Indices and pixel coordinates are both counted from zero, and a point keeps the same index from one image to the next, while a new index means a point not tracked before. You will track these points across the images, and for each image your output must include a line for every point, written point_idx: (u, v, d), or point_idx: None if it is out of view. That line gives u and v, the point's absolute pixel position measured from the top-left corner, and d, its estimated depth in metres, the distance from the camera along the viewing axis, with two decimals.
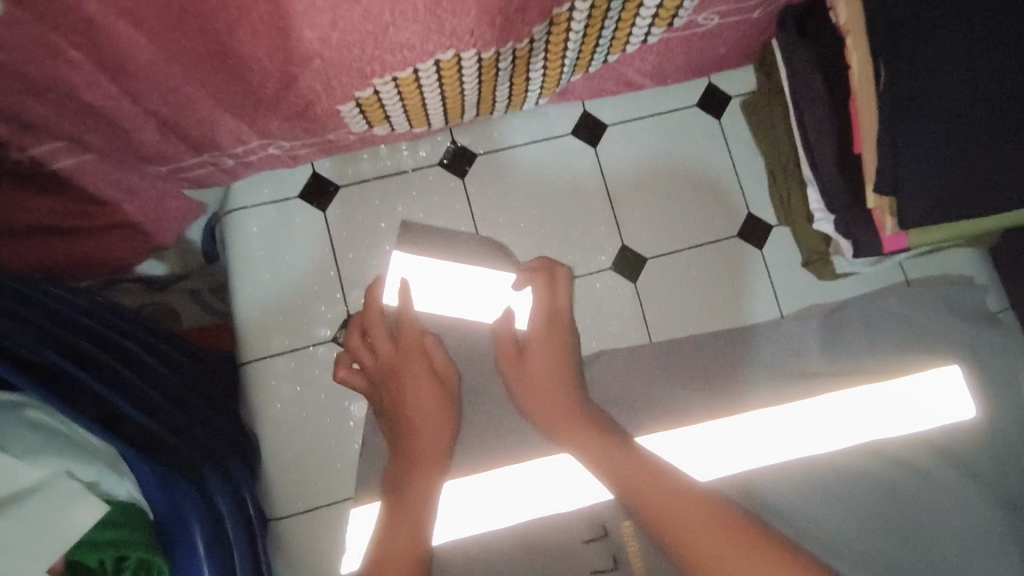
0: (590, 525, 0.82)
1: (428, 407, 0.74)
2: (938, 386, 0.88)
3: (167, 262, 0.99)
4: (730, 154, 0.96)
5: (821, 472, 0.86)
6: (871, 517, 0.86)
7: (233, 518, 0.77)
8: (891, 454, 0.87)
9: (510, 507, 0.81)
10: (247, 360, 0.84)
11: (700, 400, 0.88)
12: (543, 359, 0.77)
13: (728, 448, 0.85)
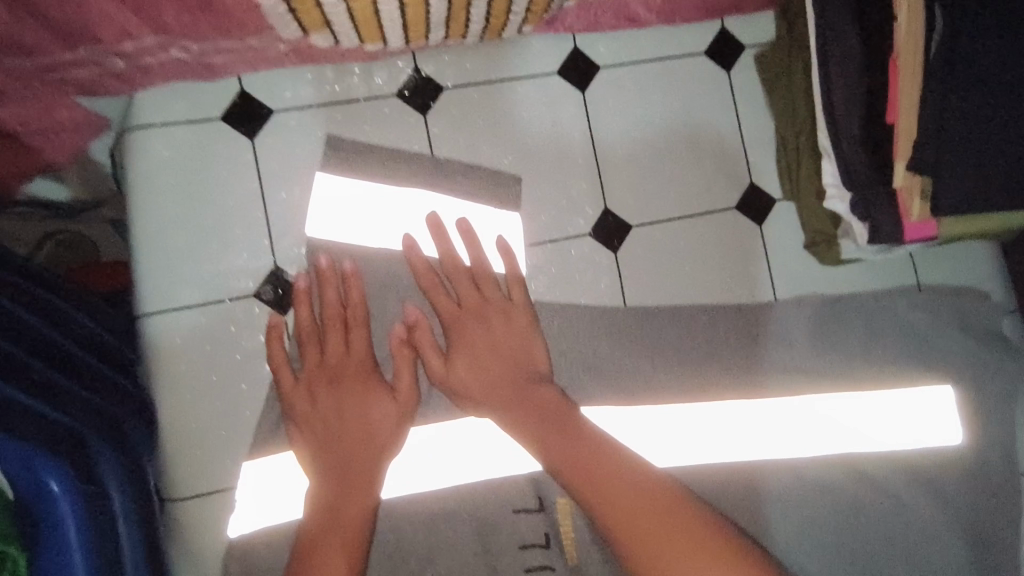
0: (524, 495, 0.70)
1: (365, 374, 0.67)
2: (926, 407, 0.80)
3: (71, 189, 0.83)
4: (737, 114, 0.84)
5: (791, 474, 0.77)
6: (846, 531, 0.76)
7: (123, 499, 0.64)
8: (873, 461, 0.77)
9: (436, 466, 0.70)
10: (148, 313, 0.70)
11: (662, 367, 0.77)
12: (500, 336, 0.68)
13: (680, 427, 0.76)
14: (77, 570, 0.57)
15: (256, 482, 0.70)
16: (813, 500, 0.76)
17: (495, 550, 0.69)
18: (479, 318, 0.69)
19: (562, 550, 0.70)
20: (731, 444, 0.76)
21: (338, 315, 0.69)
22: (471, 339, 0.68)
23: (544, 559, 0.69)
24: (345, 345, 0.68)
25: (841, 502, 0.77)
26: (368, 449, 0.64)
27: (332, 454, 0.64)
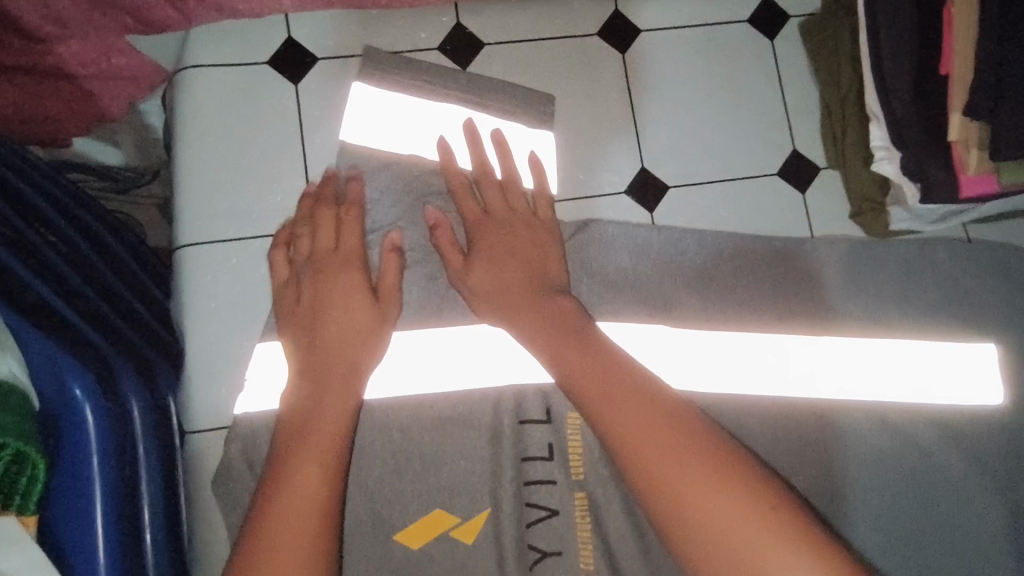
0: (533, 405, 0.72)
1: (354, 275, 0.65)
2: (963, 364, 0.77)
3: (123, 152, 0.86)
4: (780, 82, 0.82)
5: (811, 428, 0.74)
6: (866, 489, 0.74)
7: (144, 425, 0.65)
8: (896, 423, 0.75)
9: (451, 371, 0.72)
10: (184, 244, 0.71)
11: (695, 294, 0.75)
12: (524, 242, 0.67)
13: (702, 353, 0.74)
14: (94, 489, 0.59)
15: (279, 361, 0.68)
16: (831, 458, 0.74)
17: (500, 466, 0.71)
18: (502, 224, 0.68)
19: (568, 465, 0.71)
20: (747, 378, 0.74)
21: (332, 218, 0.67)
22: (491, 243, 0.67)
23: (547, 472, 0.71)
24: (337, 245, 0.66)
25: (859, 462, 0.74)
26: (354, 348, 0.61)
27: (318, 354, 0.60)
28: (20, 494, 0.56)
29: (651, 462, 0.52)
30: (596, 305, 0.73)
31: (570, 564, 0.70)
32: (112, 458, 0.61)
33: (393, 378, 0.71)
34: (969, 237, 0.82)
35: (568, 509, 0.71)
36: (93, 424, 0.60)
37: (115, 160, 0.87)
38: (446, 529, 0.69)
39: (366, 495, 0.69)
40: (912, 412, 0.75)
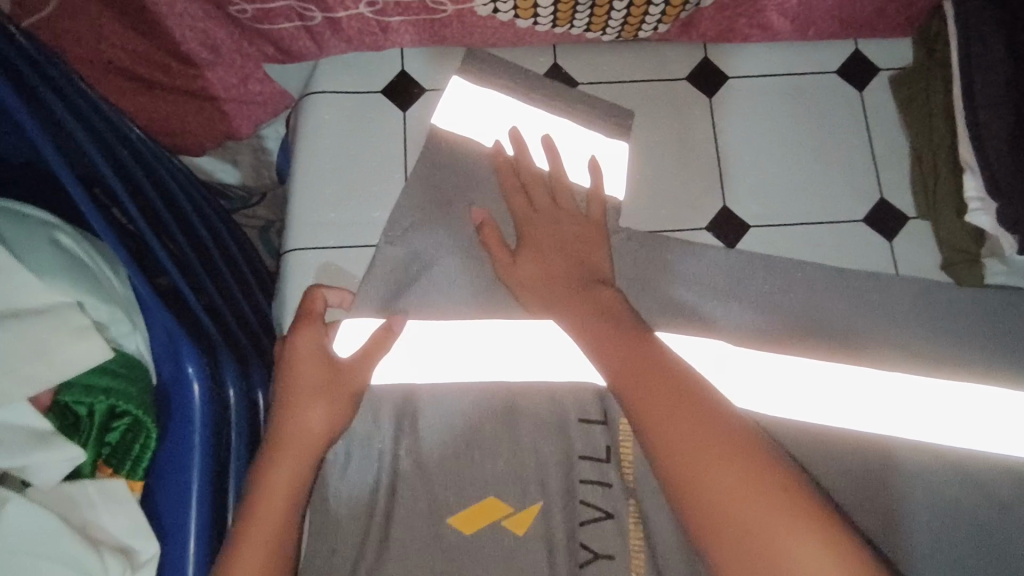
0: (591, 405, 0.73)
1: (308, 363, 0.64)
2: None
3: (240, 171, 0.94)
4: (868, 131, 0.83)
5: (890, 471, 0.71)
6: (942, 546, 0.70)
7: (239, 414, 0.69)
8: (977, 477, 0.71)
9: (520, 377, 0.73)
10: (292, 249, 0.77)
11: (769, 328, 0.75)
12: (566, 239, 0.70)
13: (779, 382, 0.72)
14: (194, 467, 0.63)
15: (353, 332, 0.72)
16: (910, 505, 0.71)
17: (556, 472, 0.71)
18: (552, 222, 0.71)
19: (621, 467, 0.72)
20: (815, 400, 0.72)
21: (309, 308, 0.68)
22: (540, 239, 0.70)
23: (601, 474, 0.72)
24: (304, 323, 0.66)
25: (937, 514, 0.71)
26: (293, 439, 0.62)
27: (272, 430, 0.62)
28: (131, 462, 0.62)
29: (691, 470, 0.52)
30: (664, 326, 0.75)
31: (620, 569, 0.69)
32: (212, 449, 0.64)
33: (461, 363, 0.73)
34: None
35: (623, 513, 0.71)
36: (199, 411, 0.63)
37: (233, 179, 0.94)
38: (499, 519, 0.70)
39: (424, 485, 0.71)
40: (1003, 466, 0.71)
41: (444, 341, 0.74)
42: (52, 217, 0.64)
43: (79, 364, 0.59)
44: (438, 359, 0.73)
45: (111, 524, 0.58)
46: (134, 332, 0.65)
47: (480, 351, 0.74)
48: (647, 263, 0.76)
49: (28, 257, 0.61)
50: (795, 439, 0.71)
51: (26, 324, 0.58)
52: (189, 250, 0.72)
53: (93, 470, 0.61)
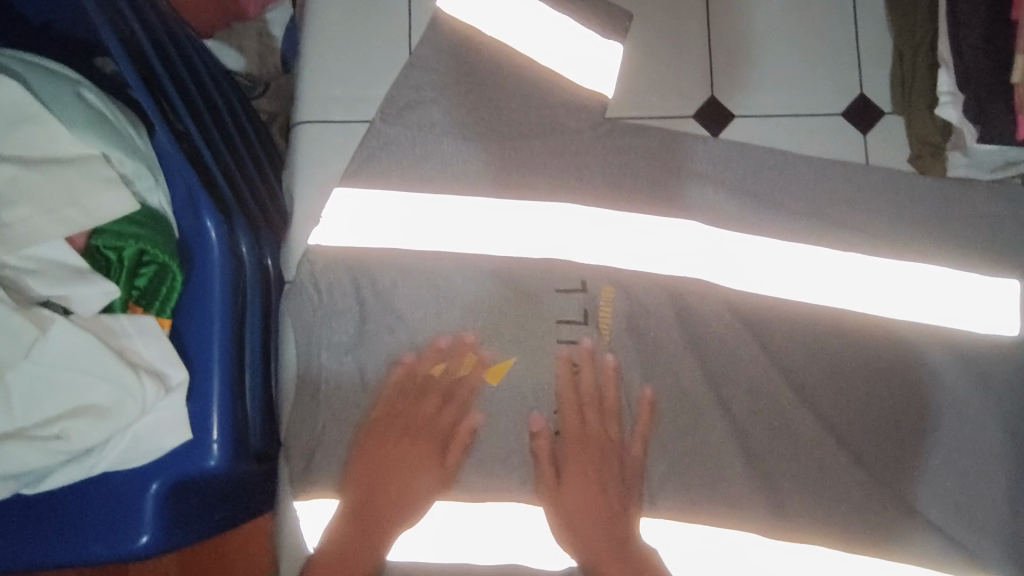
0: (569, 278, 0.79)
1: (414, 458, 0.76)
2: (991, 292, 0.79)
3: (243, 58, 0.92)
4: (856, 26, 0.86)
5: (840, 342, 0.79)
6: (873, 405, 0.78)
7: (252, 271, 0.76)
8: (915, 347, 0.78)
9: (509, 248, 0.79)
10: (301, 121, 0.82)
11: (741, 207, 0.81)
12: (593, 448, 0.77)
13: (741, 257, 0.80)
14: (213, 309, 0.70)
15: (348, 206, 0.79)
16: (853, 372, 0.79)
17: (534, 334, 0.78)
18: (590, 448, 0.77)
19: (599, 329, 0.79)
20: (771, 278, 0.80)
21: (452, 367, 0.77)
22: (582, 467, 0.76)
23: (579, 334, 0.78)
24: (438, 424, 0.76)
25: (873, 378, 0.79)
26: (397, 508, 0.74)
27: (373, 512, 0.74)
28: (160, 301, 0.69)
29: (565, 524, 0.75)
30: (645, 205, 0.81)
31: (590, 418, 0.77)
32: (229, 297, 0.71)
33: (453, 232, 0.79)
34: None
35: (596, 368, 0.78)
36: (216, 263, 0.70)
37: (235, 66, 0.92)
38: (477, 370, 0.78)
39: (413, 331, 0.79)
40: (942, 334, 0.78)
41: (436, 216, 0.79)
42: (79, 76, 0.69)
43: (107, 211, 0.64)
44: (428, 233, 0.79)
45: (144, 351, 0.66)
46: (156, 187, 0.70)
47: (470, 225, 0.79)
48: (632, 147, 0.81)
49: (57, 110, 0.66)
50: (754, 312, 0.79)
51: (57, 171, 0.63)
52: (206, 115, 0.76)
53: (125, 307, 0.67)
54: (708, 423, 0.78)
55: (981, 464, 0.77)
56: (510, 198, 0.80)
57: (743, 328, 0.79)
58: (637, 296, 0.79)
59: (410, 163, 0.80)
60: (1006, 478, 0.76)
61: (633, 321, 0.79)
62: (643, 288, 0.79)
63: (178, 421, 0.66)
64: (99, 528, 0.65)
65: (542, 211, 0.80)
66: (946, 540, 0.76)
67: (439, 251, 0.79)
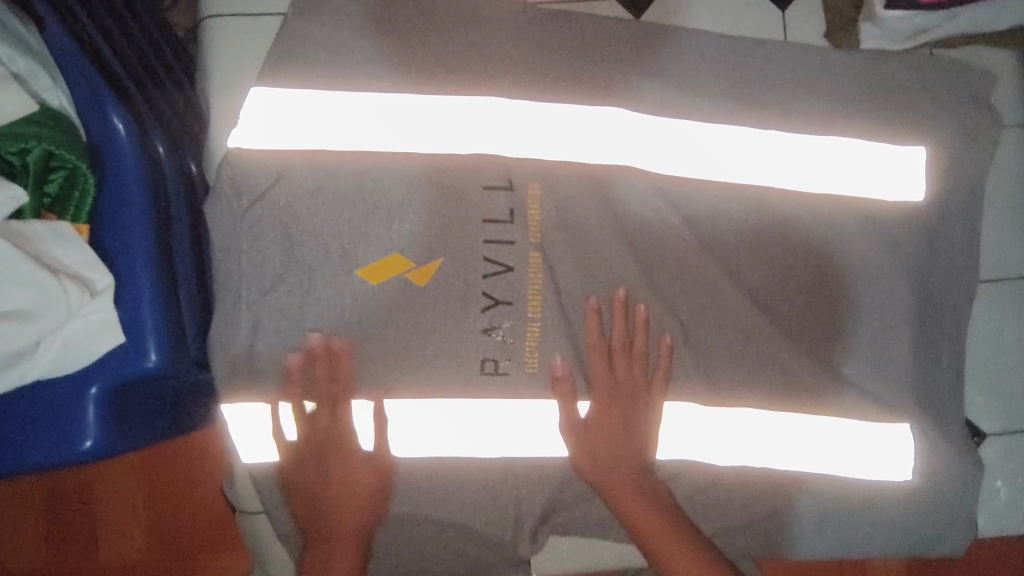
0: (496, 175, 0.79)
1: (345, 473, 0.78)
2: (900, 163, 0.82)
3: None
4: None
5: (763, 221, 0.82)
6: (791, 276, 0.82)
7: (173, 174, 0.73)
8: (830, 217, 0.82)
9: (434, 140, 0.79)
10: (211, 16, 0.80)
11: (662, 90, 0.83)
12: (627, 403, 0.80)
13: (664, 141, 0.82)
14: (133, 210, 0.68)
15: (262, 107, 0.77)
16: (775, 246, 0.82)
17: (460, 231, 0.78)
18: (617, 397, 0.79)
19: (525, 226, 0.79)
20: (694, 162, 0.82)
21: (379, 270, 0.77)
22: (609, 418, 0.79)
23: (505, 233, 0.79)
24: (360, 437, 0.78)
25: (791, 251, 0.82)
26: (350, 529, 0.78)
27: (332, 523, 0.77)
28: (74, 207, 0.68)
29: (606, 476, 0.79)
30: (569, 95, 0.82)
31: (519, 314, 0.78)
32: (149, 205, 0.68)
33: (375, 131, 0.78)
34: (932, 51, 0.86)
35: (522, 266, 0.79)
36: (132, 170, 0.68)
37: None
38: (401, 272, 0.77)
39: (335, 237, 0.77)
40: (856, 207, 0.82)
41: (358, 113, 0.78)
42: None
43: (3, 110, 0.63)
44: (352, 131, 0.77)
45: (64, 255, 0.64)
46: (54, 86, 0.68)
47: (392, 121, 0.78)
48: (553, 37, 0.83)
49: None
50: (681, 196, 0.82)
51: None
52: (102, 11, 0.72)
53: (37, 214, 0.66)
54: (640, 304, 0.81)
55: (891, 321, 0.82)
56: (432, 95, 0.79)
57: (669, 212, 0.82)
58: (565, 183, 0.80)
59: (326, 62, 0.79)
60: (913, 331, 0.82)
61: (560, 214, 0.80)
62: (569, 177, 0.80)
63: (108, 327, 0.65)
64: (39, 435, 0.65)
65: (466, 106, 0.79)
66: (862, 392, 0.82)
67: (365, 149, 0.78)
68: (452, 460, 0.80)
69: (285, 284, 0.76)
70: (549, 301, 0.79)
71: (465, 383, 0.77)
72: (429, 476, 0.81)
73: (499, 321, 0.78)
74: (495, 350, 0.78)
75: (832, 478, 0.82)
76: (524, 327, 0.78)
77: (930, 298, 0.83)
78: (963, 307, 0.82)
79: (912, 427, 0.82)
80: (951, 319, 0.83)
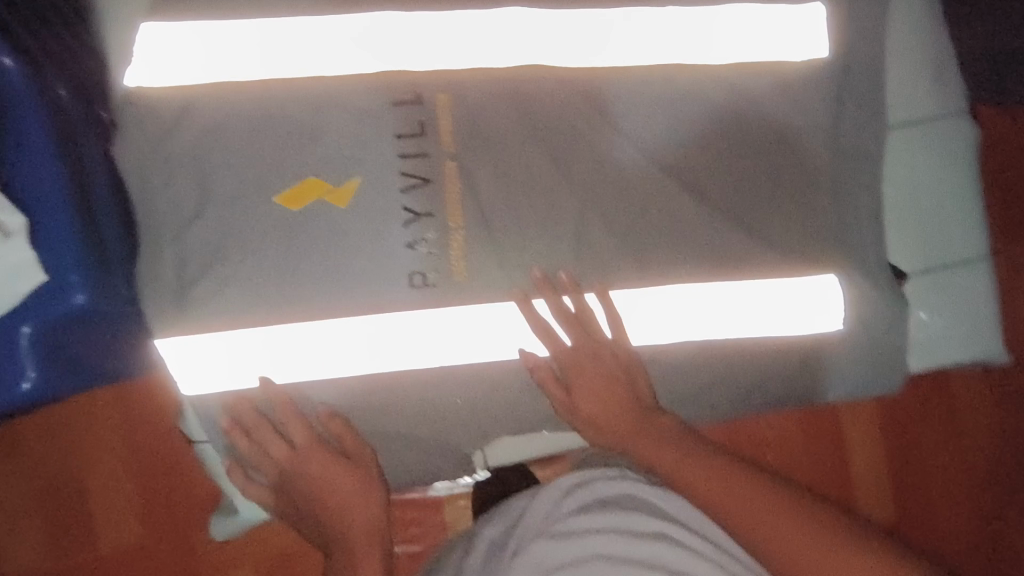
0: (404, 89, 0.79)
1: (339, 482, 0.84)
2: (800, 24, 0.83)
3: None
4: None
5: (675, 101, 0.83)
6: (706, 152, 0.84)
7: (83, 122, 0.77)
8: (737, 86, 0.83)
9: (335, 57, 0.78)
10: None
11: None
12: (594, 358, 0.84)
13: (568, 32, 0.81)
14: (42, 153, 0.70)
15: (157, 43, 0.76)
16: (686, 123, 0.83)
17: (373, 148, 0.79)
18: (583, 356, 0.84)
19: (438, 137, 0.80)
20: (602, 50, 0.81)
21: (298, 195, 0.78)
22: (585, 372, 0.85)
23: (419, 145, 0.79)
24: (314, 454, 0.84)
25: (703, 127, 0.83)
26: (363, 531, 0.85)
27: (342, 529, 0.85)
28: None
29: (596, 419, 0.86)
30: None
31: (440, 224, 0.80)
32: (53, 144, 0.71)
33: (277, 55, 0.78)
34: None
35: (438, 175, 0.79)
36: (33, 112, 0.71)
37: None
38: (321, 195, 0.78)
39: (248, 166, 0.77)
40: (762, 75, 0.83)
41: (256, 39, 0.77)
42: None
43: None
44: (252, 57, 0.77)
45: None
46: None
47: (291, 44, 0.78)
48: None
49: None
50: (591, 84, 0.82)
51: None
52: None
53: None
54: (562, 200, 0.82)
55: (810, 182, 0.84)
56: (326, 14, 0.78)
57: (580, 102, 0.82)
58: (473, 87, 0.80)
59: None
60: (830, 188, 0.85)
61: (472, 121, 0.80)
62: (474, 81, 0.80)
63: (26, 266, 0.66)
64: None
65: (364, 24, 0.79)
66: (789, 257, 0.84)
67: (268, 76, 0.78)
68: (397, 372, 0.82)
69: (205, 218, 0.77)
70: (469, 207, 0.80)
71: (399, 297, 0.79)
72: (380, 394, 0.82)
73: (422, 234, 0.79)
74: (421, 264, 0.79)
75: (766, 342, 0.86)
76: (447, 237, 0.80)
77: (843, 153, 0.85)
78: (871, 156, 0.85)
79: (839, 277, 0.85)
80: (863, 170, 0.86)
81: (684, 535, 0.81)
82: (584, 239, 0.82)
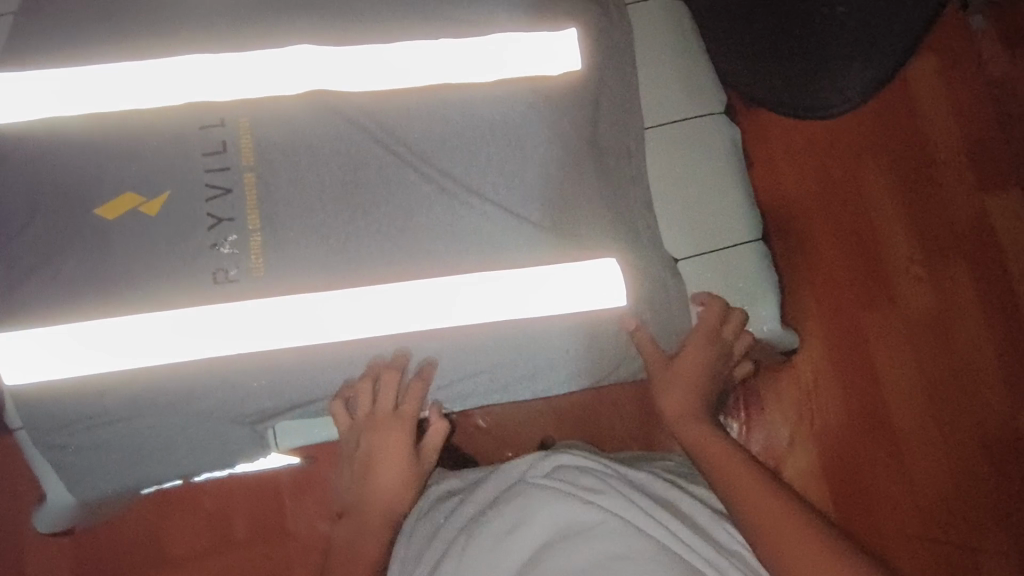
0: (210, 115, 0.92)
1: (395, 452, 0.99)
2: (554, 48, 0.96)
3: None
4: None
5: (452, 116, 0.94)
6: (481, 158, 0.94)
7: None
8: (503, 101, 0.94)
9: (147, 92, 0.92)
10: None
11: (342, 27, 0.97)
12: (705, 347, 0.97)
13: (349, 63, 0.94)
14: None
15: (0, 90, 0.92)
16: (461, 134, 0.94)
17: (181, 165, 0.91)
18: (706, 344, 0.97)
19: (239, 153, 0.91)
20: (381, 77, 0.94)
21: (114, 206, 0.90)
22: (696, 354, 0.97)
23: (221, 161, 0.91)
24: (399, 428, 0.98)
25: (477, 137, 0.94)
26: (387, 494, 0.98)
27: (375, 486, 0.98)
28: None
29: (665, 390, 0.95)
30: (267, 41, 0.96)
31: (242, 227, 0.90)
32: None
33: (96, 93, 0.91)
34: None
35: (238, 186, 0.91)
36: None
37: None
38: (135, 206, 0.90)
39: (73, 185, 0.90)
40: (523, 90, 0.95)
41: (81, 80, 0.92)
42: None
43: None
44: (77, 96, 0.91)
45: None
46: None
47: (110, 83, 0.92)
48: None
49: None
50: (372, 105, 0.94)
51: None
52: None
53: None
54: (353, 203, 0.92)
55: (577, 180, 0.94)
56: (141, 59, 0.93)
57: (363, 120, 0.93)
58: (266, 110, 0.93)
59: (55, 48, 0.95)
60: (597, 185, 0.95)
61: (267, 140, 0.92)
62: (269, 107, 0.93)
63: None
64: None
65: (171, 64, 0.93)
66: (562, 245, 0.91)
67: (89, 110, 0.91)
68: (201, 361, 0.89)
69: (33, 230, 0.89)
70: (266, 212, 0.91)
71: (202, 291, 0.88)
72: (189, 384, 0.90)
73: (224, 236, 0.90)
74: (223, 263, 0.89)
75: (549, 325, 0.93)
76: (248, 238, 0.90)
77: (603, 157, 0.97)
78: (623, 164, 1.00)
79: (617, 260, 0.92)
80: (621, 169, 0.99)
81: (661, 516, 0.83)
82: (373, 236, 0.91)
